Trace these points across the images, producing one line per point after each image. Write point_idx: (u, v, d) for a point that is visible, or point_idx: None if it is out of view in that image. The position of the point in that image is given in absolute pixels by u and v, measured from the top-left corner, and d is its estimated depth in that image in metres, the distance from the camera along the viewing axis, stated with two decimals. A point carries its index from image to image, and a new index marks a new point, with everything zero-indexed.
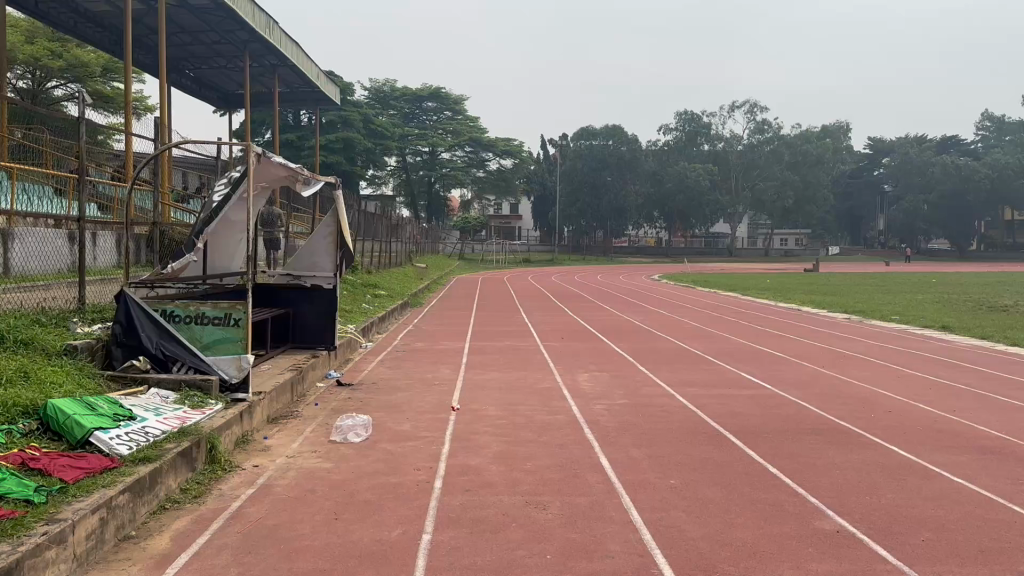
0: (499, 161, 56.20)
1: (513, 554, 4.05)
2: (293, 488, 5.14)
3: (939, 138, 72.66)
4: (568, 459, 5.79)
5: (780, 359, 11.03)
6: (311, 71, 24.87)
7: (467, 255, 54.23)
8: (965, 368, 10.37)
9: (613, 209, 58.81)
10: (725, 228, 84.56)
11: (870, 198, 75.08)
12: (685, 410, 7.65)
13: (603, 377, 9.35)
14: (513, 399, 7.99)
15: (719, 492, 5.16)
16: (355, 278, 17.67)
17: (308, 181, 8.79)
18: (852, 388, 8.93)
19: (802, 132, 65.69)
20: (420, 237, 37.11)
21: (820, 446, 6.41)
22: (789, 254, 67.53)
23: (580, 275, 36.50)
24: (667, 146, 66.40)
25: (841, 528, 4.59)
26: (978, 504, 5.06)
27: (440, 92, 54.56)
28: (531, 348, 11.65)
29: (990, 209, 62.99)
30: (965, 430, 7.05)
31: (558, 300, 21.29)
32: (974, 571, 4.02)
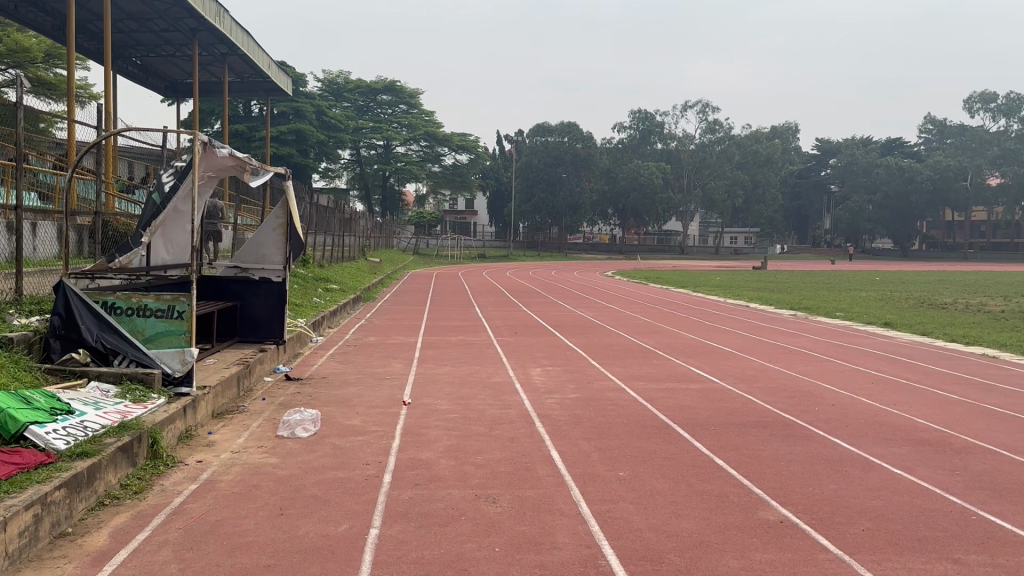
0: (454, 157, 56.11)
1: (462, 547, 4.03)
2: (237, 484, 5.05)
3: (883, 140, 74.54)
4: (519, 453, 5.80)
5: (729, 353, 11.22)
6: (262, 60, 24.45)
7: (421, 250, 53.98)
8: (904, 362, 10.67)
9: (569, 206, 59.06)
10: (677, 226, 85.53)
11: (817, 198, 76.67)
12: (634, 403, 7.73)
13: (555, 371, 9.39)
14: (464, 392, 7.98)
15: (667, 483, 5.21)
16: (307, 272, 17.45)
17: (255, 172, 8.61)
18: (796, 382, 9.12)
19: (752, 132, 66.77)
20: (373, 230, 36.77)
21: (766, 438, 6.53)
22: (739, 252, 68.59)
23: (534, 270, 36.66)
24: (620, 144, 66.83)
25: (785, 518, 4.67)
26: (916, 494, 5.21)
27: (395, 85, 54.20)
28: (483, 343, 11.64)
29: (932, 210, 64.78)
30: (906, 423, 7.24)
31: (511, 295, 21.26)
32: (911, 558, 4.14)
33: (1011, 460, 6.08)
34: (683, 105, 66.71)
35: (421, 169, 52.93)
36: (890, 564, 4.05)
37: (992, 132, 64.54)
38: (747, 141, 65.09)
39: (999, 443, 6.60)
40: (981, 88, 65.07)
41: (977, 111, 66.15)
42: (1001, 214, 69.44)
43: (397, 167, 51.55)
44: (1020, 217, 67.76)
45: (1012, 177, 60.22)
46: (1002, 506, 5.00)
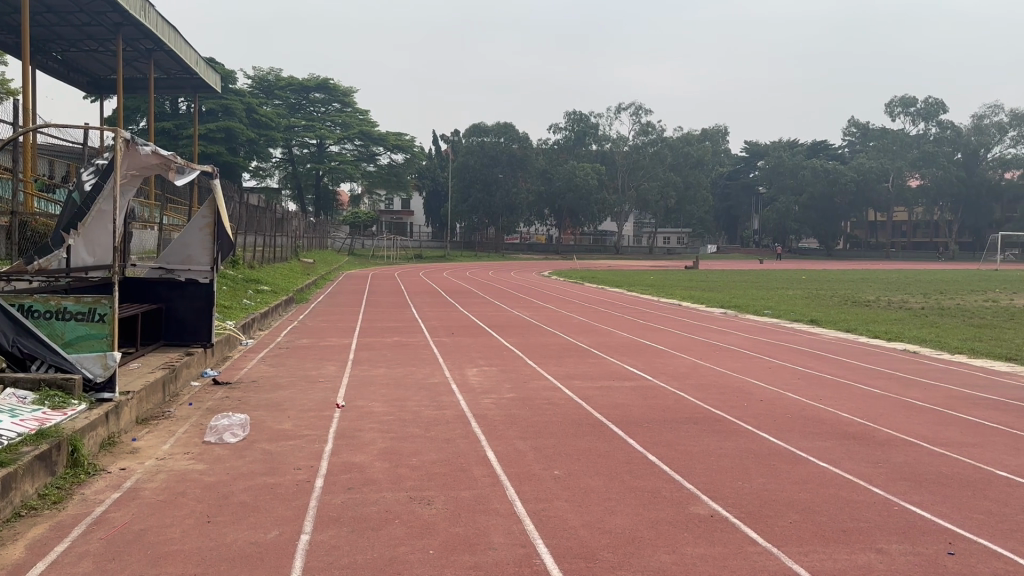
0: (389, 156, 55.68)
1: (395, 550, 3.99)
2: (162, 491, 4.89)
3: (810, 143, 76.72)
4: (454, 454, 5.77)
5: (661, 351, 11.40)
6: (190, 57, 23.83)
7: (356, 250, 53.35)
8: (828, 358, 11.02)
9: (505, 206, 59.19)
10: (611, 227, 86.52)
11: (746, 199, 78.56)
12: (570, 402, 7.78)
13: (491, 372, 9.36)
14: (399, 394, 7.91)
15: (601, 481, 5.25)
16: (237, 273, 17.06)
17: (181, 170, 8.43)
18: (727, 378, 9.33)
19: (684, 134, 67.98)
20: (306, 230, 36.15)
21: (697, 434, 6.64)
22: (672, 252, 69.86)
23: (472, 271, 36.49)
24: (556, 144, 67.31)
25: (715, 512, 4.76)
26: (842, 486, 5.36)
27: (329, 83, 53.56)
28: (420, 344, 11.56)
29: (855, 210, 67.12)
30: (831, 417, 7.46)
31: (447, 295, 21.20)
32: (836, 549, 4.26)
33: (931, 452, 6.31)
34: (617, 106, 67.43)
35: (356, 168, 52.26)
36: (815, 555, 4.16)
37: (911, 135, 67.13)
38: (678, 143, 65.97)
39: (919, 435, 6.85)
40: (902, 93, 67.62)
41: (898, 115, 68.68)
42: (919, 214, 72.34)
43: (331, 166, 50.74)
44: (938, 217, 70.70)
45: (930, 179, 62.84)
46: (921, 497, 5.19)
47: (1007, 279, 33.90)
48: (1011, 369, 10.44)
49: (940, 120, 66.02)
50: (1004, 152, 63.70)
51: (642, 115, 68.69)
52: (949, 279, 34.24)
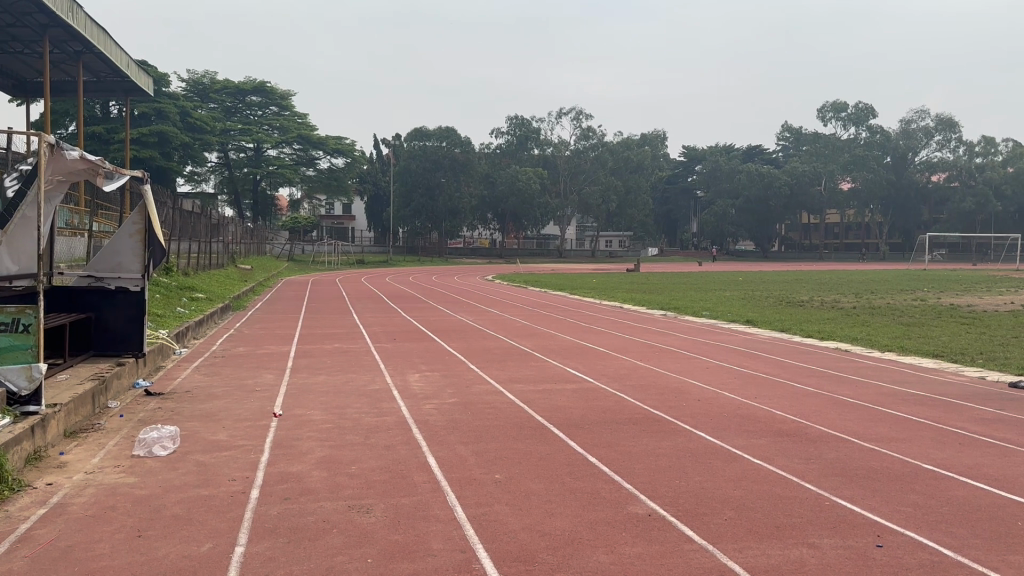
0: (329, 160, 55.02)
1: (332, 560, 3.94)
2: (91, 506, 4.73)
3: (745, 148, 78.48)
4: (394, 460, 5.73)
5: (601, 353, 11.52)
6: (121, 60, 23.18)
7: (296, 256, 52.53)
8: (762, 358, 11.28)
9: (448, 210, 58.99)
10: (554, 230, 87.10)
11: (685, 203, 79.92)
12: (513, 406, 7.79)
13: (433, 377, 9.33)
14: (339, 401, 7.82)
15: (541, 483, 5.28)
16: (171, 281, 16.63)
17: (110, 175, 8.18)
18: (666, 379, 9.46)
19: (624, 138, 68.41)
20: (244, 236, 35.45)
21: (636, 435, 6.71)
22: (613, 255, 70.66)
23: (416, 276, 36.30)
24: (498, 149, 67.56)
25: (652, 512, 4.82)
26: (776, 483, 5.49)
27: (266, 87, 52.75)
28: (361, 350, 11.44)
29: (789, 214, 68.91)
30: (764, 415, 7.64)
31: (389, 300, 21.04)
32: (770, 544, 4.36)
33: (861, 447, 6.52)
34: (558, 111, 67.94)
35: (294, 172, 51.40)
36: (749, 551, 4.25)
37: (842, 139, 69.16)
38: (618, 148, 66.66)
39: (850, 431, 7.06)
40: (833, 99, 69.69)
41: (830, 120, 70.69)
42: (850, 216, 74.67)
43: (269, 170, 49.76)
44: (869, 220, 73.00)
45: (860, 182, 64.89)
46: (851, 492, 5.34)
47: (933, 277, 35.19)
48: (937, 365, 10.84)
49: (869, 125, 68.20)
50: (930, 156, 66.06)
51: (582, 120, 69.26)
52: (879, 278, 35.39)
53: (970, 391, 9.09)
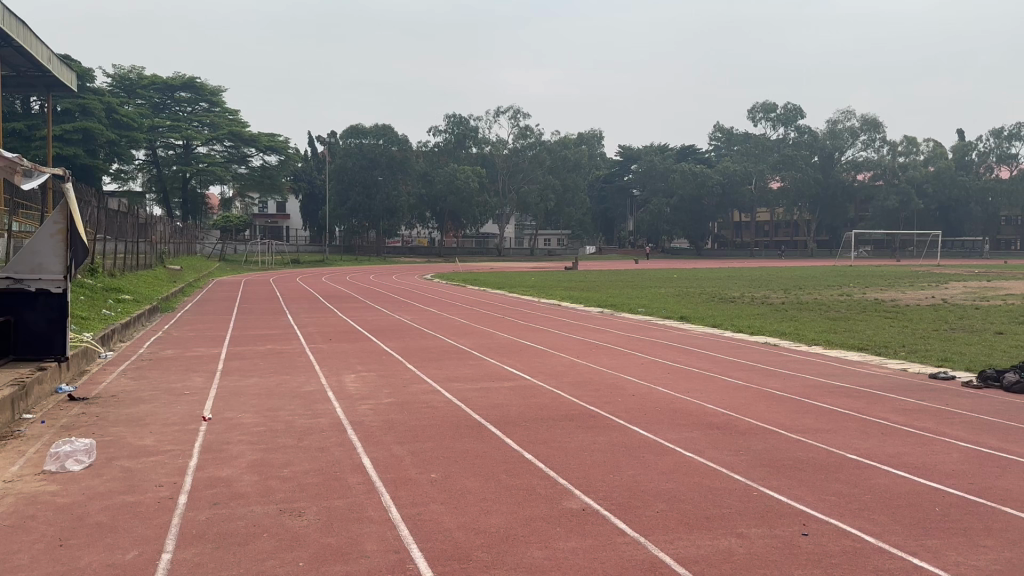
0: (262, 158, 53.87)
1: (262, 565, 3.87)
2: (8, 516, 4.55)
3: (679, 147, 79.87)
4: (327, 462, 5.66)
5: (538, 351, 11.56)
6: (42, 54, 22.39)
7: (228, 256, 51.41)
8: (696, 353, 11.48)
9: (385, 209, 58.45)
10: (492, 229, 87.22)
11: (622, 202, 80.94)
12: (450, 405, 7.77)
13: (369, 377, 9.25)
14: (272, 404, 7.68)
15: (477, 482, 5.28)
16: (96, 282, 16.07)
17: (29, 172, 7.85)
18: (602, 375, 9.57)
19: (561, 137, 68.96)
20: (172, 235, 34.50)
21: (572, 431, 6.78)
22: (552, 253, 71.10)
23: (353, 275, 36.02)
24: (436, 148, 67.25)
25: (586, 506, 4.88)
26: (706, 475, 5.61)
27: (195, 82, 51.62)
28: (295, 351, 11.24)
29: (721, 213, 70.41)
30: (696, 408, 7.81)
31: (323, 300, 20.74)
32: (699, 535, 4.46)
33: (788, 438, 6.71)
34: (496, 110, 67.96)
35: (225, 170, 50.29)
36: (679, 541, 4.34)
37: (772, 139, 70.92)
38: (556, 147, 67.10)
39: (779, 423, 7.24)
40: (763, 100, 71.41)
41: (759, 121, 72.38)
42: (780, 215, 76.62)
43: (199, 168, 48.50)
44: (798, 218, 74.96)
45: (789, 181, 66.75)
46: (779, 482, 5.49)
47: (859, 274, 36.36)
48: (862, 358, 11.20)
49: (797, 125, 70.05)
50: (856, 155, 68.12)
51: (520, 118, 69.38)
52: (807, 273, 36.40)
53: (893, 382, 9.45)
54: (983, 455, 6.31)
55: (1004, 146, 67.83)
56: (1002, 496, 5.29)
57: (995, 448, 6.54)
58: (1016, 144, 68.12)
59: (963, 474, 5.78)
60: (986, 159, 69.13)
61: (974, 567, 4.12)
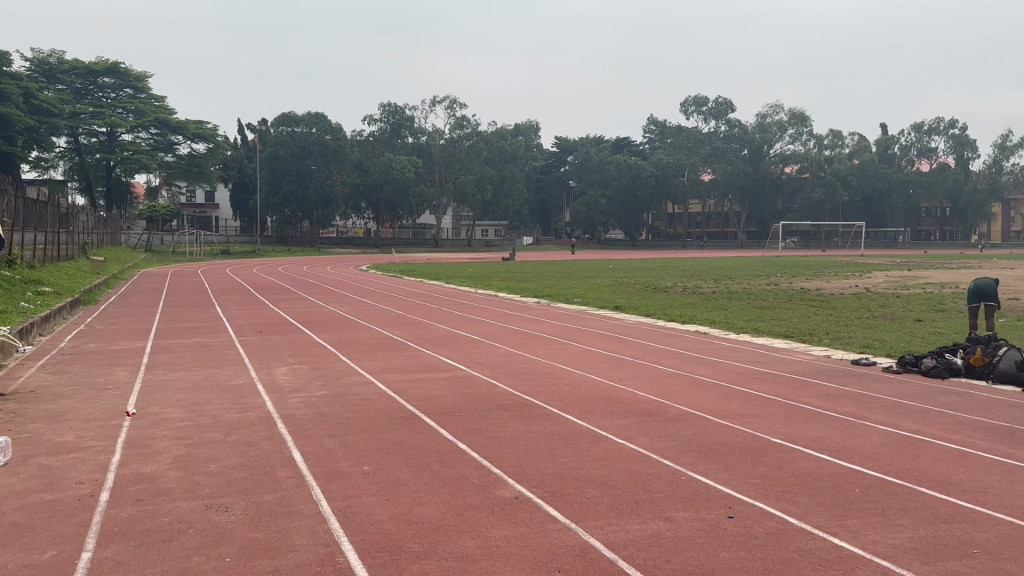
0: (190, 146, 52.39)
1: (189, 561, 3.80)
2: None
3: (614, 139, 80.74)
4: (256, 457, 5.56)
5: (474, 341, 11.57)
6: None
7: (155, 247, 50.03)
8: (629, 342, 11.67)
9: (319, 198, 57.64)
10: (429, 219, 86.79)
11: (558, 192, 81.44)
12: (383, 396, 7.73)
13: (301, 369, 9.12)
14: (199, 397, 7.51)
15: (410, 473, 5.27)
16: (13, 273, 15.44)
17: None
18: (537, 364, 9.65)
19: (498, 127, 68.88)
20: (96, 225, 33.33)
21: (506, 420, 6.82)
22: (490, 244, 71.26)
23: (286, 266, 35.42)
24: (371, 137, 66.56)
25: (518, 494, 4.93)
26: (635, 461, 5.72)
27: (120, 67, 49.88)
28: (223, 344, 11.01)
29: (655, 204, 71.50)
30: (627, 395, 7.94)
31: (255, 292, 20.33)
32: (630, 520, 4.55)
33: (715, 424, 6.89)
34: (432, 99, 67.47)
35: (152, 158, 48.81)
36: (610, 527, 4.42)
37: (704, 133, 72.31)
38: (493, 137, 67.13)
39: (707, 410, 7.42)
40: (694, 93, 72.71)
41: (692, 114, 73.75)
42: (712, 206, 78.17)
43: (124, 156, 46.92)
44: (728, 210, 76.61)
45: (720, 173, 68.68)
46: (706, 466, 5.64)
47: (786, 262, 37.45)
48: (788, 345, 11.53)
49: (728, 119, 71.57)
50: (784, 148, 69.96)
51: (456, 108, 68.92)
52: (734, 264, 37.34)
53: (816, 368, 9.78)
54: (900, 437, 6.58)
55: (923, 141, 70.74)
56: (917, 476, 5.53)
57: (912, 430, 6.82)
58: (934, 138, 71.13)
59: (881, 456, 6.02)
60: (906, 153, 71.85)
61: (891, 545, 4.30)
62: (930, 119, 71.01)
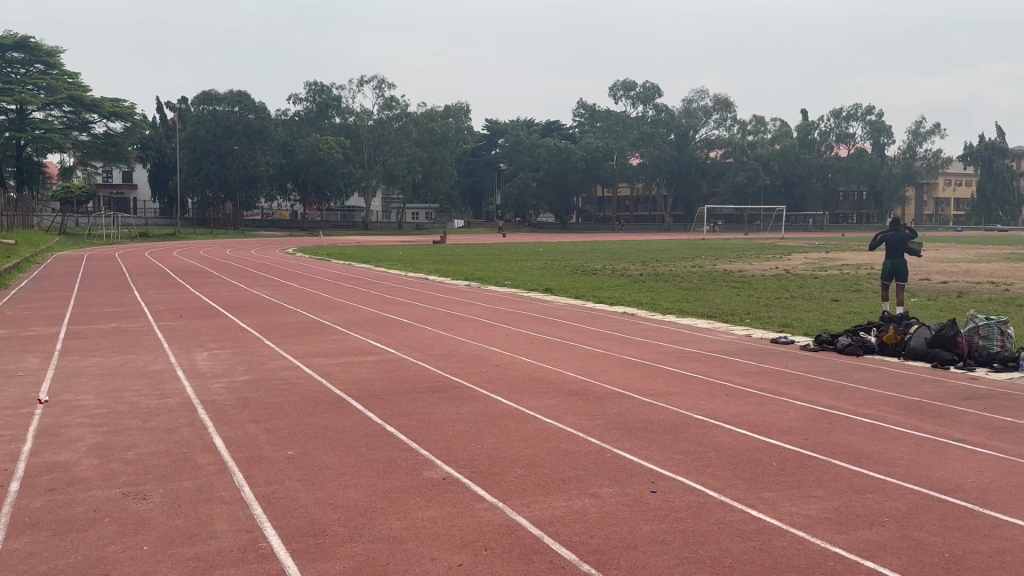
0: (105, 125, 50.23)
1: (104, 550, 3.70)
2: None
3: (544, 122, 80.94)
4: (176, 443, 5.43)
5: (403, 324, 11.50)
6: None
7: (69, 230, 48.08)
8: (559, 324, 11.76)
9: (243, 179, 56.21)
10: (358, 202, 85.59)
11: (489, 175, 81.23)
12: (309, 380, 7.63)
13: (223, 354, 8.92)
14: (116, 384, 7.29)
15: (336, 457, 5.22)
16: None
17: None
18: (467, 347, 9.66)
19: (428, 109, 68.11)
20: (6, 207, 31.87)
21: (435, 402, 6.83)
22: (420, 227, 70.68)
23: (209, 249, 34.59)
24: (296, 116, 65.12)
25: (446, 475, 4.94)
26: (562, 440, 5.79)
27: (29, 41, 47.40)
28: (141, 329, 10.67)
29: (585, 187, 71.99)
30: (555, 376, 8.03)
31: (175, 275, 19.74)
32: (555, 497, 4.61)
33: (640, 402, 7.03)
34: (359, 79, 66.38)
35: (65, 137, 46.64)
36: (536, 505, 4.48)
37: (632, 117, 72.92)
38: (422, 119, 66.36)
39: (633, 388, 7.57)
40: (623, 77, 73.31)
41: (620, 98, 74.39)
42: (640, 190, 79.13)
43: (34, 134, 44.68)
44: (656, 194, 77.66)
45: (648, 158, 69.39)
46: (631, 444, 5.75)
47: (709, 246, 38.38)
48: (711, 325, 11.85)
49: (655, 104, 72.39)
50: (709, 133, 71.36)
51: (385, 89, 67.92)
52: (661, 246, 38.00)
53: (738, 347, 10.05)
54: (817, 412, 6.84)
55: (842, 127, 72.86)
56: (832, 450, 5.76)
57: (827, 405, 7.11)
58: (852, 124, 73.31)
59: (797, 431, 6.24)
60: (826, 138, 73.96)
61: (805, 516, 4.48)
62: (849, 106, 73.15)
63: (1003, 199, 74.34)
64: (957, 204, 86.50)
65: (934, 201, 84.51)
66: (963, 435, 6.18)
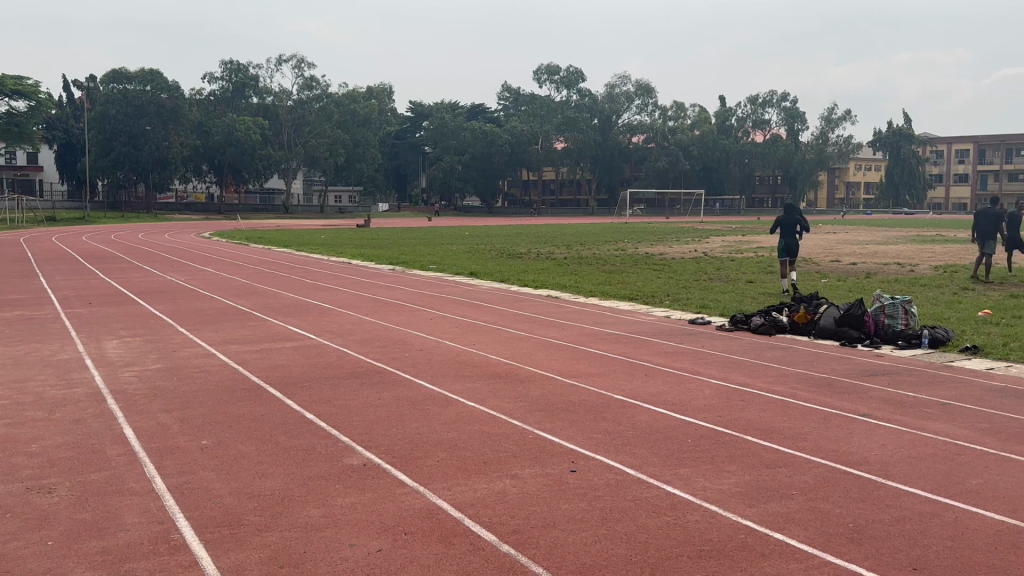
0: (7, 103, 47.75)
1: (5, 548, 3.56)
2: None
3: (467, 106, 80.62)
4: (83, 435, 5.24)
5: (325, 310, 11.33)
6: None
7: None
8: (483, 307, 11.76)
9: (157, 161, 54.31)
10: (278, 184, 83.62)
11: (414, 158, 80.45)
12: (225, 367, 7.47)
13: (135, 342, 8.63)
14: (18, 374, 6.97)
15: (252, 445, 5.14)
16: None
17: None
18: (389, 331, 9.59)
19: (349, 90, 66.78)
20: None
21: (357, 388, 6.77)
22: (343, 210, 69.51)
23: (119, 234, 33.35)
24: (212, 96, 63.23)
25: (366, 461, 4.91)
26: (485, 423, 5.82)
27: None
28: (47, 317, 10.20)
29: (510, 171, 71.98)
30: (480, 359, 8.06)
31: (84, 261, 18.94)
32: (476, 480, 4.65)
33: (560, 383, 7.14)
34: (278, 58, 64.77)
35: None
36: (457, 488, 4.50)
37: (556, 101, 73.07)
38: (345, 100, 65.13)
39: (555, 370, 7.65)
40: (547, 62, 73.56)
41: (544, 82, 74.63)
42: (564, 174, 79.71)
43: None
44: (580, 177, 78.22)
45: (572, 142, 69.77)
46: (553, 425, 5.81)
47: (632, 228, 38.97)
48: (631, 307, 12.05)
49: (578, 89, 72.87)
50: (631, 118, 72.03)
51: (304, 69, 66.57)
52: (582, 229, 38.36)
53: (657, 328, 10.26)
54: (731, 390, 7.05)
55: (758, 113, 74.59)
56: (745, 426, 5.96)
57: (740, 383, 7.34)
58: (768, 110, 75.18)
59: (712, 409, 6.44)
60: (743, 124, 75.76)
61: (718, 490, 4.64)
62: (765, 92, 75.04)
63: (908, 182, 77.64)
64: (866, 187, 89.99)
65: (844, 185, 87.76)
66: (867, 410, 6.48)
